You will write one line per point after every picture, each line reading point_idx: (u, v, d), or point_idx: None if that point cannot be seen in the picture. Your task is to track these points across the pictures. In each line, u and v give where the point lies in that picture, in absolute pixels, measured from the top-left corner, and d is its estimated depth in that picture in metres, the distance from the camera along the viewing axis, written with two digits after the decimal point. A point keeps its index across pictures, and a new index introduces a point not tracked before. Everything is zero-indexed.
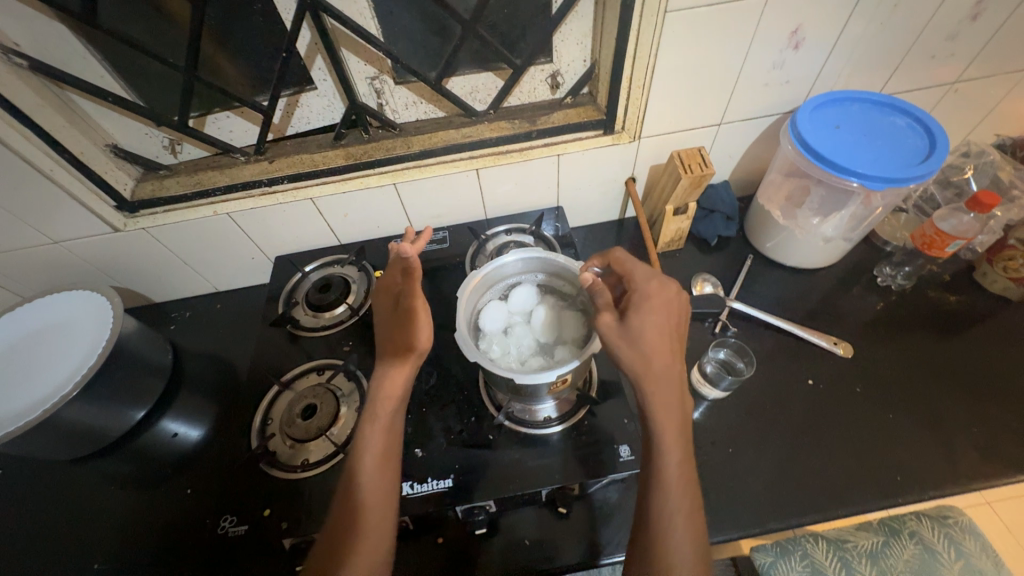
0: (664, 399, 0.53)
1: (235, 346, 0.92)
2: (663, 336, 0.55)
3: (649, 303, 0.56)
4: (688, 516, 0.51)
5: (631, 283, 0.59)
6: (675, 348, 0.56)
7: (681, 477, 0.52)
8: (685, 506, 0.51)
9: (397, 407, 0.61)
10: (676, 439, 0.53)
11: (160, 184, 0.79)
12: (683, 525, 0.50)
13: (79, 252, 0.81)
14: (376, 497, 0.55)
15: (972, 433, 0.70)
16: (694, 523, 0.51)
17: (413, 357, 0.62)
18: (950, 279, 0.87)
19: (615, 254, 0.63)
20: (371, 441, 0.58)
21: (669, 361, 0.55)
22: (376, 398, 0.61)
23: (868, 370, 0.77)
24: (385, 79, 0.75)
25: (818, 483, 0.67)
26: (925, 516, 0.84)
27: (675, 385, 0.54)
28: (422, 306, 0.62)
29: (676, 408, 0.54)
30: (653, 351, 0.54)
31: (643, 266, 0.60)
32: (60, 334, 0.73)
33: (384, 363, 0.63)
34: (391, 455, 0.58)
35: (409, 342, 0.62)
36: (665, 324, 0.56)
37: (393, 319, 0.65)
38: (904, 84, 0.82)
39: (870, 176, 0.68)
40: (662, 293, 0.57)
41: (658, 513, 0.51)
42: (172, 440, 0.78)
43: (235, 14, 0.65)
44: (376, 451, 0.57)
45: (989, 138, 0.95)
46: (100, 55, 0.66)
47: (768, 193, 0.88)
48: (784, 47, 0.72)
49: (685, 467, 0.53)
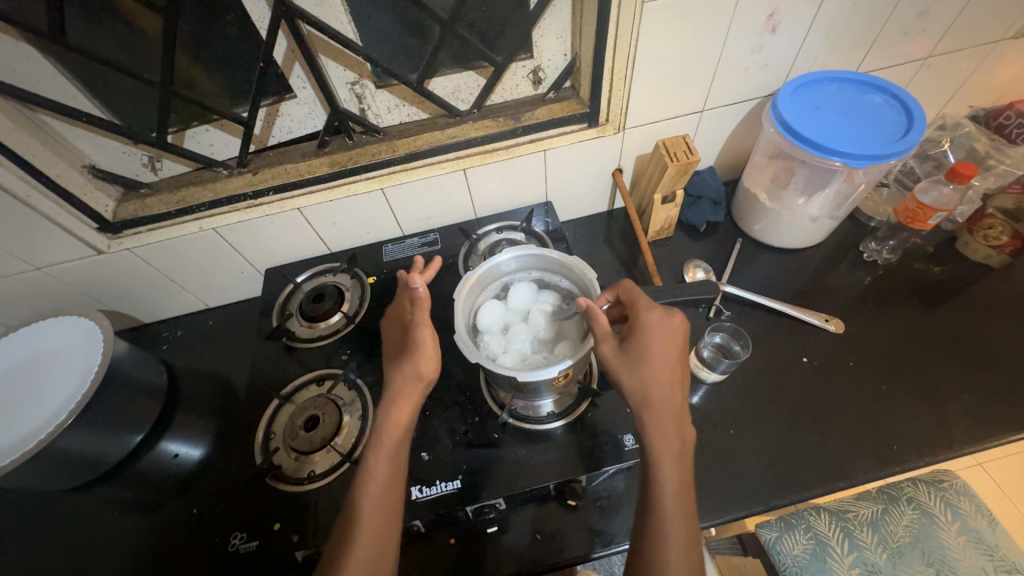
0: (662, 429, 0.54)
1: (231, 362, 0.91)
2: (665, 367, 0.55)
3: (651, 332, 0.57)
4: (684, 546, 0.51)
5: (636, 311, 0.59)
6: (678, 378, 0.56)
7: (678, 505, 0.52)
8: (680, 534, 0.51)
9: (404, 436, 0.60)
10: (674, 469, 0.53)
11: (142, 203, 0.77)
12: (679, 556, 0.50)
13: (63, 276, 0.80)
14: (375, 532, 0.54)
15: (963, 399, 0.72)
16: (691, 554, 0.51)
17: (420, 384, 0.62)
18: (933, 250, 0.89)
19: (622, 284, 0.63)
20: (375, 471, 0.57)
21: (670, 391, 0.55)
22: (381, 427, 0.60)
23: (860, 344, 0.79)
24: (366, 83, 0.74)
25: (817, 458, 0.69)
26: (921, 482, 0.86)
27: (676, 415, 0.55)
28: (428, 335, 0.63)
29: (675, 437, 0.54)
30: (653, 381, 0.55)
31: (647, 296, 0.61)
32: (52, 361, 0.72)
33: (390, 389, 0.62)
34: (394, 486, 0.57)
35: (417, 367, 0.62)
36: (667, 354, 0.56)
37: (402, 342, 0.66)
38: (880, 61, 0.84)
39: (851, 154, 0.69)
40: (667, 323, 0.57)
41: (654, 540, 0.51)
42: (174, 461, 0.77)
43: (208, 26, 0.64)
44: (381, 482, 0.56)
45: (964, 109, 0.97)
46: (71, 74, 0.65)
47: (754, 176, 0.89)
48: (762, 31, 0.73)
49: (682, 498, 0.53)
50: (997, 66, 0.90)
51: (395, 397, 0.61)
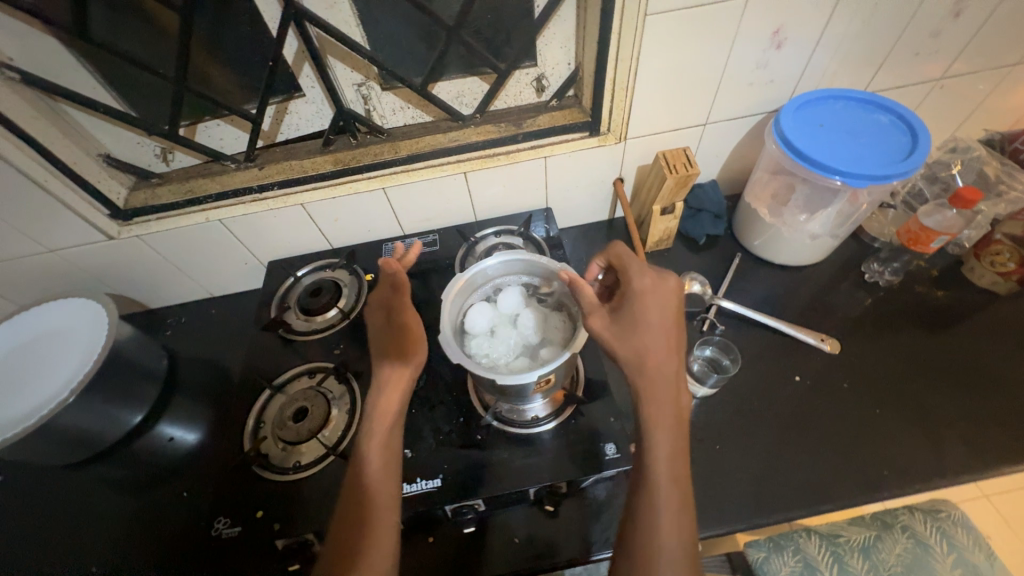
0: (657, 396, 0.53)
1: (231, 351, 0.93)
2: (659, 333, 0.56)
3: (645, 298, 0.57)
4: (675, 511, 0.50)
5: (626, 277, 0.60)
6: (673, 343, 0.56)
7: (671, 469, 0.52)
8: (673, 496, 0.51)
9: (395, 424, 0.61)
10: (667, 435, 0.52)
11: (153, 193, 0.80)
12: (671, 522, 0.50)
13: (75, 260, 0.83)
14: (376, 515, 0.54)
15: (960, 427, 0.71)
16: (683, 519, 0.50)
17: (408, 369, 0.63)
18: (938, 273, 0.87)
19: (615, 249, 0.63)
20: (370, 458, 0.58)
21: (665, 358, 0.55)
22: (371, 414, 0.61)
23: (855, 366, 0.78)
24: (372, 85, 0.76)
25: (805, 479, 0.68)
26: (918, 511, 0.84)
27: (671, 381, 0.54)
28: (413, 319, 0.67)
29: (670, 404, 0.53)
30: (647, 347, 0.55)
31: (638, 261, 0.61)
32: (59, 340, 0.75)
33: (378, 377, 0.63)
34: (391, 471, 0.58)
35: (405, 352, 0.64)
36: (662, 319, 0.56)
37: (386, 329, 0.67)
38: (889, 81, 0.83)
39: (852, 174, 0.69)
40: (661, 287, 0.58)
41: (646, 507, 0.51)
42: (168, 444, 0.79)
43: (222, 25, 0.66)
44: (377, 468, 0.57)
45: (977, 133, 0.95)
46: (91, 67, 0.68)
47: (756, 191, 0.88)
48: (767, 46, 0.73)
49: (677, 464, 0.52)
50: (1013, 90, 0.88)
51: (383, 384, 0.62)
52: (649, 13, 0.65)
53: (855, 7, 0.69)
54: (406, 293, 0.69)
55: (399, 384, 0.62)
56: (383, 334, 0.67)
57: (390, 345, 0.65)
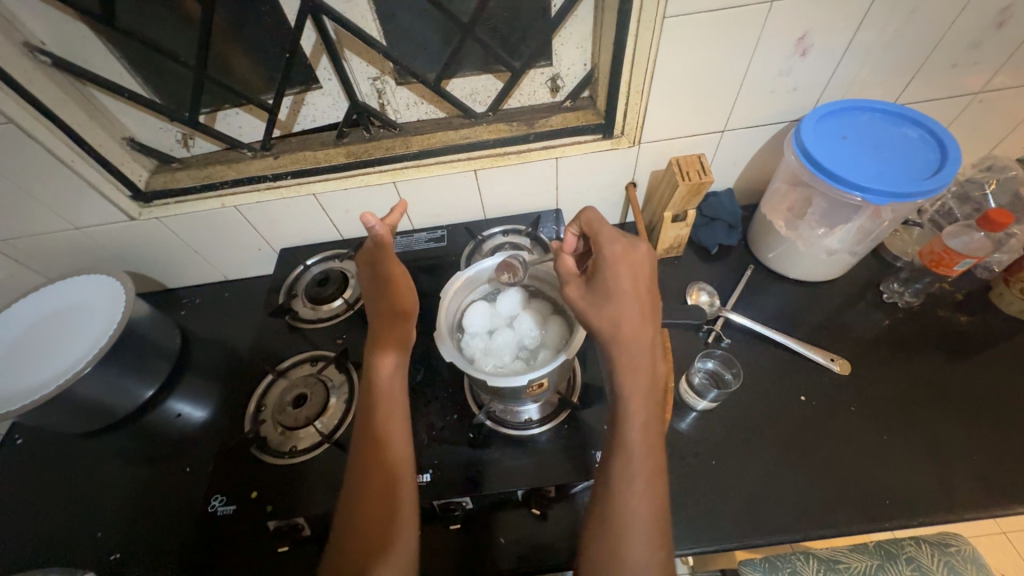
0: (633, 363, 0.53)
1: (240, 334, 0.96)
2: (632, 299, 0.54)
3: (617, 266, 0.56)
4: (648, 478, 0.52)
5: (597, 244, 0.58)
6: (646, 310, 0.55)
7: (644, 438, 0.53)
8: (645, 466, 0.52)
9: (396, 382, 0.62)
10: (643, 404, 0.53)
11: (172, 177, 0.83)
12: (643, 487, 0.51)
13: (98, 238, 0.86)
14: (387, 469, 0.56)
15: (973, 461, 0.67)
16: (655, 483, 0.52)
17: (405, 327, 0.64)
18: (963, 297, 0.83)
19: (585, 215, 0.62)
20: (376, 417, 0.59)
21: (639, 325, 0.54)
22: (371, 374, 0.61)
23: (865, 389, 0.75)
24: (387, 80, 0.77)
25: (803, 501, 0.66)
26: (925, 543, 0.81)
27: (647, 349, 0.54)
28: (401, 272, 0.67)
29: (645, 371, 0.54)
30: (621, 315, 0.54)
31: (609, 227, 0.59)
32: (79, 315, 0.78)
33: (373, 341, 0.63)
34: (398, 427, 0.59)
35: (400, 311, 0.65)
36: (635, 285, 0.55)
37: (375, 293, 0.67)
38: (922, 93, 0.79)
39: (872, 189, 0.66)
40: (632, 253, 0.56)
41: (619, 474, 0.52)
42: (176, 420, 0.82)
43: (243, 16, 0.68)
44: (381, 426, 0.58)
45: (1017, 151, 0.90)
46: (118, 53, 0.70)
47: (772, 202, 0.85)
48: (791, 53, 0.70)
49: (651, 431, 0.53)
50: None
51: (378, 346, 0.62)
52: (667, 16, 0.64)
53: (887, 15, 0.66)
54: (391, 248, 0.66)
55: (395, 342, 0.62)
56: (374, 298, 0.67)
57: (381, 309, 0.65)
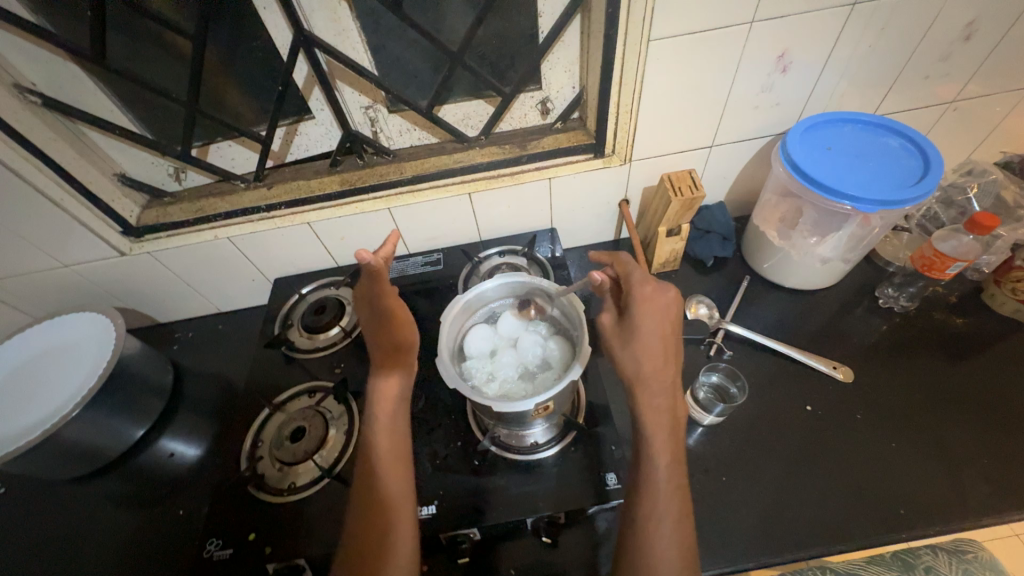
0: (655, 402, 0.55)
1: (235, 366, 0.94)
2: (658, 340, 0.56)
3: (646, 309, 0.57)
4: (676, 520, 0.52)
5: (629, 284, 0.59)
6: (669, 351, 0.57)
7: (669, 478, 0.53)
8: (671, 508, 0.52)
9: (398, 408, 0.61)
10: (666, 443, 0.54)
11: (164, 211, 0.82)
12: (672, 529, 0.51)
13: (88, 275, 0.85)
14: (392, 499, 0.55)
15: (983, 464, 0.67)
16: (683, 526, 0.52)
17: (408, 356, 0.63)
18: (957, 300, 0.84)
19: (619, 257, 0.63)
20: (378, 445, 0.58)
21: (663, 364, 0.56)
22: (374, 401, 0.60)
23: (869, 396, 0.75)
24: (379, 108, 0.78)
25: (817, 515, 0.64)
26: (941, 550, 0.79)
27: (668, 388, 0.55)
28: (400, 304, 0.62)
29: (666, 410, 0.55)
30: (647, 354, 0.56)
31: (641, 269, 0.61)
32: (67, 354, 0.76)
33: (377, 366, 0.62)
34: (401, 455, 0.58)
35: (401, 342, 0.62)
36: (661, 328, 0.57)
37: (375, 319, 0.63)
38: (900, 104, 0.81)
39: (860, 199, 0.68)
40: (662, 298, 0.58)
41: (647, 515, 0.52)
42: (168, 459, 0.79)
43: (235, 52, 0.68)
44: (385, 455, 0.57)
45: (994, 155, 0.93)
46: (109, 91, 0.70)
47: (763, 213, 0.87)
48: (772, 70, 0.72)
49: (675, 471, 0.54)
50: None
51: (383, 372, 0.62)
52: (651, 39, 0.66)
53: (861, 31, 0.69)
54: (386, 280, 0.58)
55: (398, 367, 0.62)
56: (372, 322, 0.61)
57: (381, 337, 0.62)
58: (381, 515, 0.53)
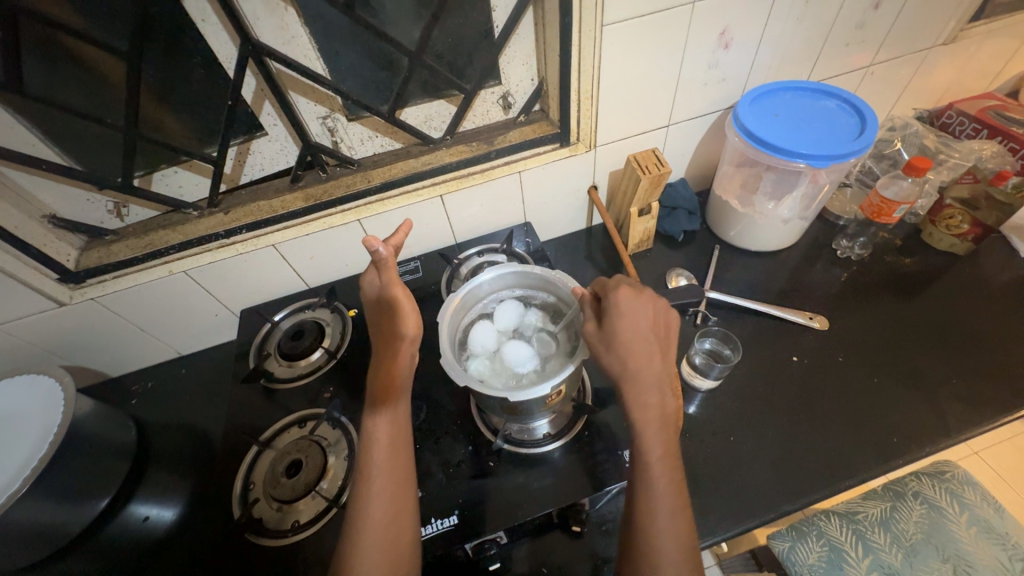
0: (643, 399, 0.55)
1: (208, 412, 0.86)
2: (643, 339, 0.56)
3: (626, 311, 0.57)
4: (672, 513, 0.52)
5: (604, 292, 0.60)
6: (655, 348, 0.57)
7: (665, 472, 0.53)
8: (668, 501, 0.52)
9: (400, 398, 0.61)
10: (657, 437, 0.54)
11: (107, 251, 0.75)
12: (668, 521, 0.51)
13: (22, 334, 0.75)
14: (392, 486, 0.56)
15: (952, 385, 0.73)
16: (680, 518, 0.52)
17: (405, 346, 0.62)
18: (902, 242, 0.92)
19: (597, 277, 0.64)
20: (379, 433, 0.58)
21: (648, 361, 0.56)
22: (374, 380, 0.61)
23: (846, 340, 0.79)
24: (337, 117, 0.75)
25: (822, 458, 0.67)
26: (923, 474, 0.85)
27: (655, 383, 0.55)
28: (404, 294, 0.62)
29: (655, 405, 0.55)
30: (632, 352, 0.55)
31: (617, 281, 0.62)
32: (4, 426, 0.65)
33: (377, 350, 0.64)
34: (402, 444, 0.59)
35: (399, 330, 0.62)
36: (644, 326, 0.57)
37: (379, 310, 0.64)
38: (827, 71, 0.89)
39: (814, 156, 0.72)
40: (641, 299, 0.58)
41: (643, 509, 0.52)
42: (143, 525, 0.71)
43: (174, 69, 0.64)
44: (385, 443, 0.58)
45: (908, 111, 1.04)
46: (30, 123, 0.63)
47: (723, 184, 0.92)
48: (716, 47, 0.77)
49: (668, 466, 0.54)
50: (933, 70, 0.97)
51: (383, 356, 0.63)
52: (604, 24, 0.67)
53: (790, 5, 0.74)
54: (392, 272, 0.61)
55: (398, 360, 0.61)
56: (378, 313, 0.64)
57: (384, 323, 0.63)
58: (379, 503, 0.55)
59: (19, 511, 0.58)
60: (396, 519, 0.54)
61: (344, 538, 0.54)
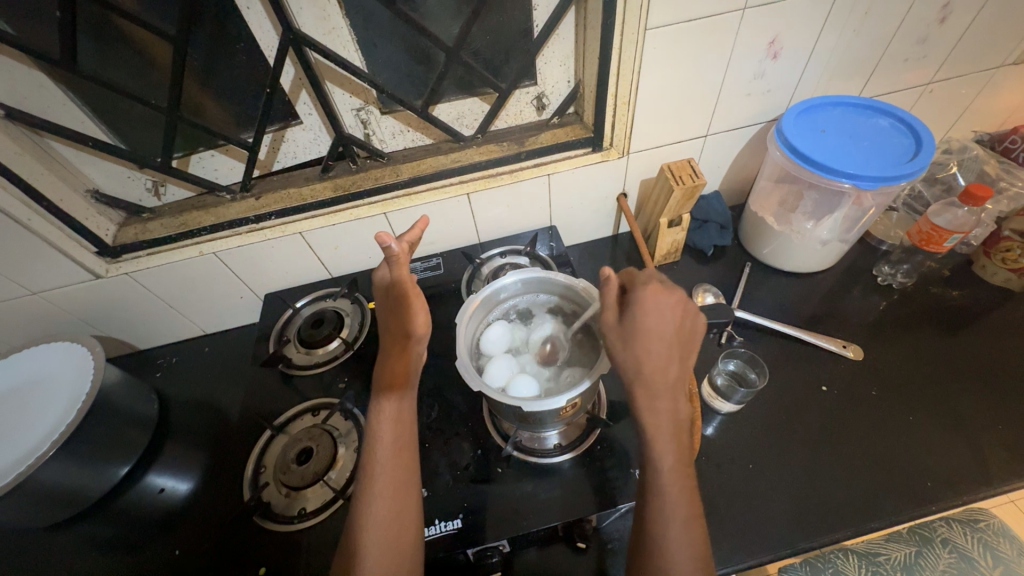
0: (655, 404, 0.53)
1: (225, 390, 0.88)
2: (662, 342, 0.54)
3: (649, 310, 0.54)
4: (684, 522, 0.50)
5: (631, 285, 0.57)
6: (673, 353, 0.54)
7: (675, 481, 0.51)
8: (679, 509, 0.50)
9: (405, 396, 0.61)
10: (668, 444, 0.52)
11: (143, 228, 0.77)
12: (679, 531, 0.49)
13: (60, 302, 0.78)
14: (395, 484, 0.55)
15: (996, 431, 0.68)
16: (693, 530, 0.50)
17: (415, 344, 0.62)
18: (950, 274, 0.86)
19: (631, 274, 0.59)
20: (382, 427, 0.58)
21: (664, 365, 0.53)
22: (381, 375, 0.61)
23: (881, 372, 0.75)
24: (371, 109, 0.75)
25: (846, 496, 0.64)
26: (955, 521, 0.80)
27: (669, 390, 0.53)
28: (415, 291, 0.62)
29: (667, 411, 0.53)
30: (650, 355, 0.53)
31: (646, 273, 0.59)
32: (39, 391, 0.68)
33: (386, 346, 0.63)
34: (406, 440, 0.59)
35: (407, 328, 0.62)
36: (665, 330, 0.54)
37: (388, 303, 0.63)
38: (881, 88, 0.84)
39: (860, 176, 0.68)
40: (668, 300, 0.55)
41: (653, 516, 0.51)
42: (158, 496, 0.72)
43: (218, 54, 0.65)
44: (388, 439, 0.58)
45: (967, 134, 0.97)
46: (80, 100, 0.65)
47: (761, 201, 0.89)
48: (764, 56, 0.73)
49: (680, 474, 0.52)
50: (998, 92, 0.90)
51: (390, 353, 0.62)
52: (648, 27, 0.65)
53: (846, 16, 0.71)
54: (403, 268, 0.60)
55: (407, 364, 0.61)
56: (387, 308, 0.64)
57: (393, 319, 0.63)
58: (380, 500, 0.54)
59: (44, 472, 0.61)
60: (398, 517, 0.54)
61: (347, 533, 0.54)
